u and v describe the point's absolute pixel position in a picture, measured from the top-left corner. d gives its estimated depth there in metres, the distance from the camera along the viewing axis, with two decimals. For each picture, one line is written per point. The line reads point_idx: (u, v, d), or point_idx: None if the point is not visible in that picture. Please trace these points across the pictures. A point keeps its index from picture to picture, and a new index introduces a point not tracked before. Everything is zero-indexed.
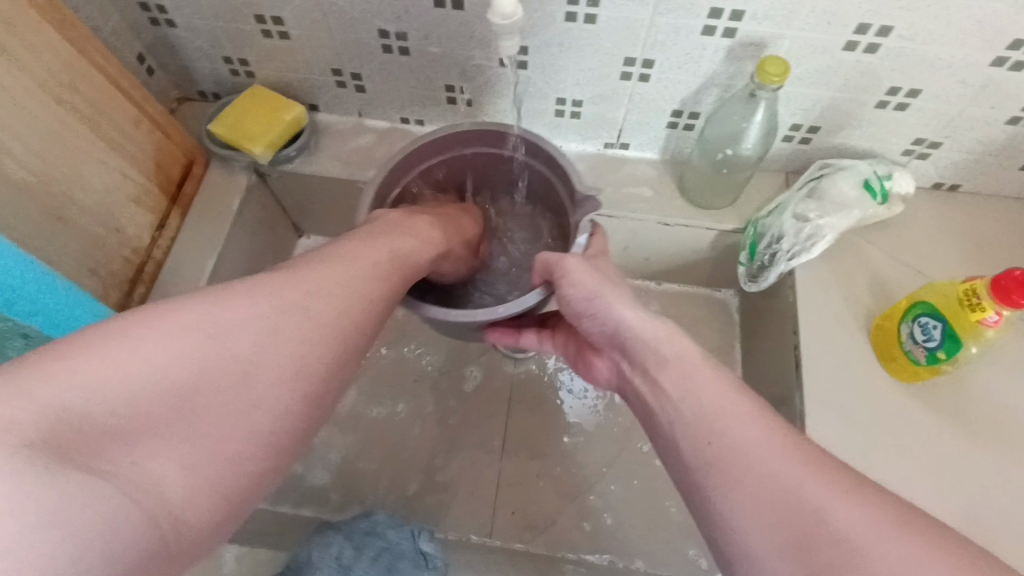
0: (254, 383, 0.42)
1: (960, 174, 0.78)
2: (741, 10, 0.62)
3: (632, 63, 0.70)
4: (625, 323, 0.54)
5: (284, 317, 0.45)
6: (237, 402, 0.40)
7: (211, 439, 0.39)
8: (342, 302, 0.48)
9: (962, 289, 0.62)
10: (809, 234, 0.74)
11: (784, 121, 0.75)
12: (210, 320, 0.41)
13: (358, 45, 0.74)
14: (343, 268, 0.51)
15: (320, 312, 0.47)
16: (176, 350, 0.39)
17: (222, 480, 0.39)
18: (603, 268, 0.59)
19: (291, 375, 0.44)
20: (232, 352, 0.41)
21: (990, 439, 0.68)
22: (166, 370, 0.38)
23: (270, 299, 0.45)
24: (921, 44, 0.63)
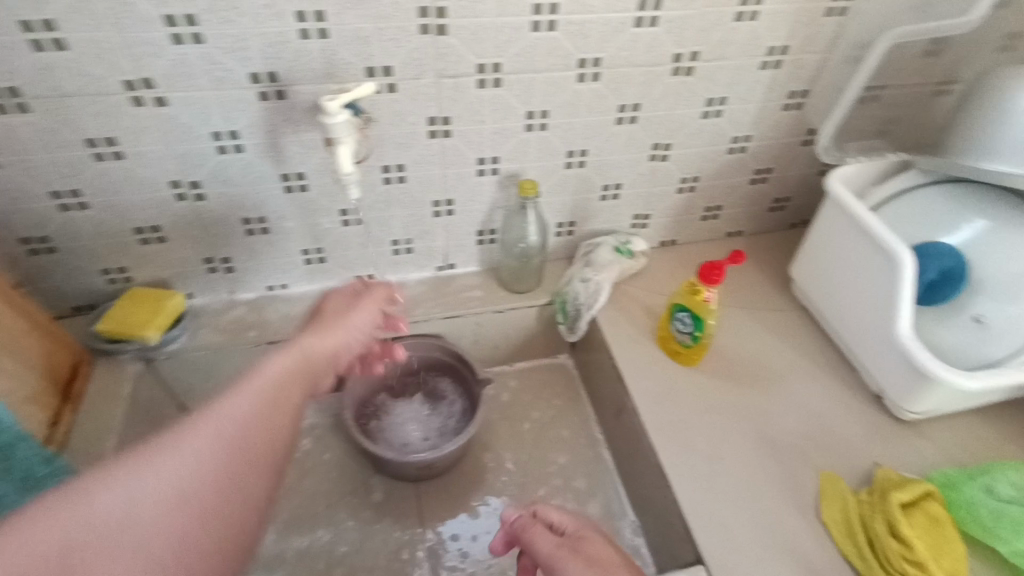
0: (185, 505, 0.47)
1: (671, 232, 1.18)
2: (496, 156, 0.95)
3: (437, 204, 0.99)
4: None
5: (197, 467, 0.49)
6: (179, 532, 0.46)
7: (189, 501, 0.48)
8: (245, 416, 0.55)
9: (685, 287, 0.94)
10: (594, 289, 1.05)
11: (552, 223, 1.08)
12: (142, 486, 0.46)
13: (226, 234, 0.93)
14: (289, 354, 0.65)
15: (226, 428, 0.53)
16: (174, 478, 0.48)
17: (192, 504, 0.48)
18: (590, 549, 0.61)
19: (210, 469, 0.50)
20: (163, 468, 0.48)
21: (746, 382, 0.99)
22: (155, 491, 0.47)
23: (200, 434, 0.51)
24: (606, 157, 1.01)
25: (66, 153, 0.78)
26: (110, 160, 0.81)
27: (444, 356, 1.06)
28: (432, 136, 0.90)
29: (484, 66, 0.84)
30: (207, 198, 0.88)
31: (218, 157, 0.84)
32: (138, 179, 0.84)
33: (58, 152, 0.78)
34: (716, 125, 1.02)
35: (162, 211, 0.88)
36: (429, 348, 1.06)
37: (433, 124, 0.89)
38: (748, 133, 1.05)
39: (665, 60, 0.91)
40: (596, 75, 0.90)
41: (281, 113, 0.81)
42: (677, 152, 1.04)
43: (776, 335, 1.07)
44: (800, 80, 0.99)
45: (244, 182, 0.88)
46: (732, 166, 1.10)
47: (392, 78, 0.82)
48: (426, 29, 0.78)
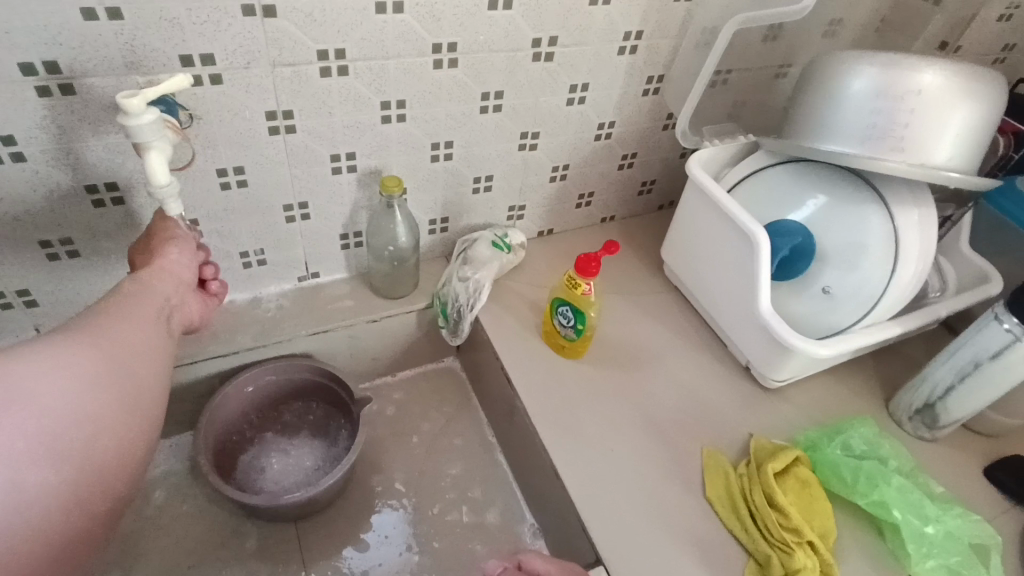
0: (58, 445, 0.54)
1: (547, 221, 1.16)
2: (353, 152, 0.86)
3: (290, 209, 0.88)
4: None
5: (65, 398, 0.55)
6: (56, 471, 0.53)
7: (60, 440, 0.54)
8: (114, 361, 0.61)
9: (564, 280, 0.92)
10: (474, 287, 1.00)
11: (423, 220, 1.01)
12: (13, 409, 0.51)
13: (18, 262, 0.76)
14: (144, 299, 0.69)
15: (97, 372, 0.59)
16: (47, 416, 0.54)
17: (64, 450, 0.54)
18: None
19: (80, 409, 0.56)
20: (34, 404, 0.53)
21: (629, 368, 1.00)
22: (30, 427, 0.52)
23: (93, 336, 0.61)
24: (474, 148, 0.96)
25: None
26: None
27: (316, 375, 0.96)
28: (273, 132, 0.79)
29: (326, 52, 0.74)
30: None
31: None
32: None
33: None
34: (582, 111, 1.00)
35: None
36: (298, 369, 0.95)
37: (272, 119, 0.77)
38: (612, 119, 1.04)
39: (524, 45, 0.86)
40: (454, 61, 0.83)
41: (71, 112, 0.66)
42: (546, 140, 1.01)
43: (655, 318, 1.09)
44: (657, 65, 1.00)
45: (31, 198, 0.71)
46: (601, 151, 1.09)
47: (214, 67, 0.70)
48: (250, 9, 0.67)
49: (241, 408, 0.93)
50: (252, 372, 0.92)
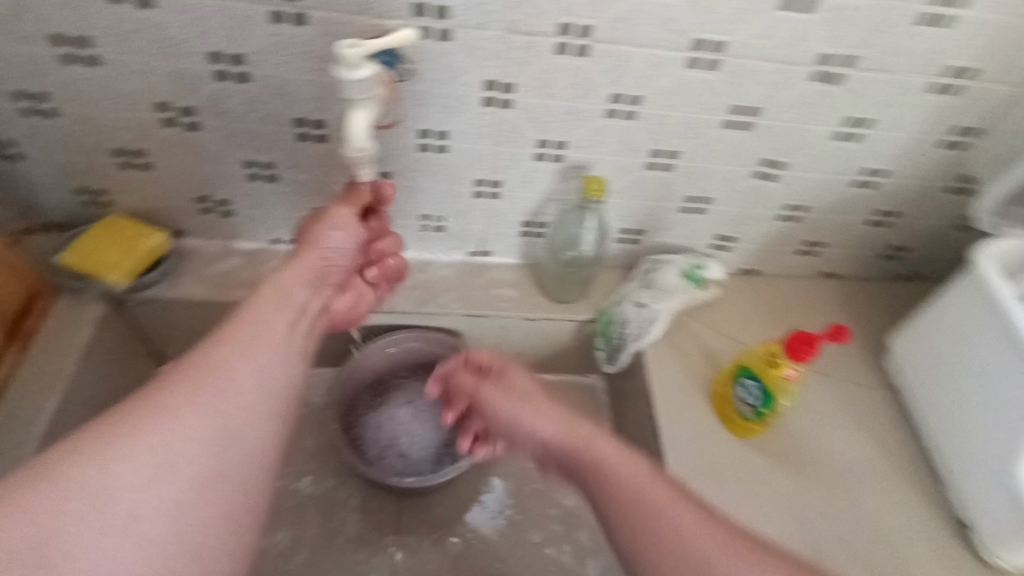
0: (181, 491, 0.49)
1: (755, 261, 0.97)
2: (564, 141, 0.75)
3: (481, 184, 0.81)
4: (643, 483, 0.60)
5: (185, 440, 0.51)
6: (182, 521, 0.49)
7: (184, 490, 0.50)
8: (233, 395, 0.55)
9: (763, 351, 0.76)
10: (649, 318, 0.86)
11: (614, 227, 0.88)
12: (138, 466, 0.48)
13: (224, 175, 0.78)
14: (272, 302, 0.64)
15: (216, 411, 0.54)
16: (170, 463, 0.50)
17: (189, 501, 0.49)
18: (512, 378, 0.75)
19: (202, 453, 0.51)
20: (156, 455, 0.49)
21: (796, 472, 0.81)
22: (157, 479, 0.49)
23: (212, 369, 0.56)
24: (701, 164, 0.80)
25: (28, 47, 0.63)
26: (83, 66, 0.65)
27: (457, 357, 0.91)
28: (487, 103, 0.71)
29: (570, 26, 0.64)
30: (202, 129, 0.72)
31: (217, 84, 0.67)
32: (118, 93, 0.68)
33: (17, 44, 0.62)
34: (849, 150, 0.79)
35: (149, 136, 0.72)
36: (441, 346, 0.91)
37: (490, 89, 0.69)
38: (887, 166, 0.81)
39: (808, 59, 0.68)
40: (714, 63, 0.68)
41: (299, 44, 0.63)
42: (791, 174, 0.82)
43: (854, 419, 0.87)
44: (976, 113, 0.75)
45: (247, 119, 0.71)
46: (855, 200, 0.87)
47: (447, 21, 0.62)
48: None
49: (378, 366, 0.92)
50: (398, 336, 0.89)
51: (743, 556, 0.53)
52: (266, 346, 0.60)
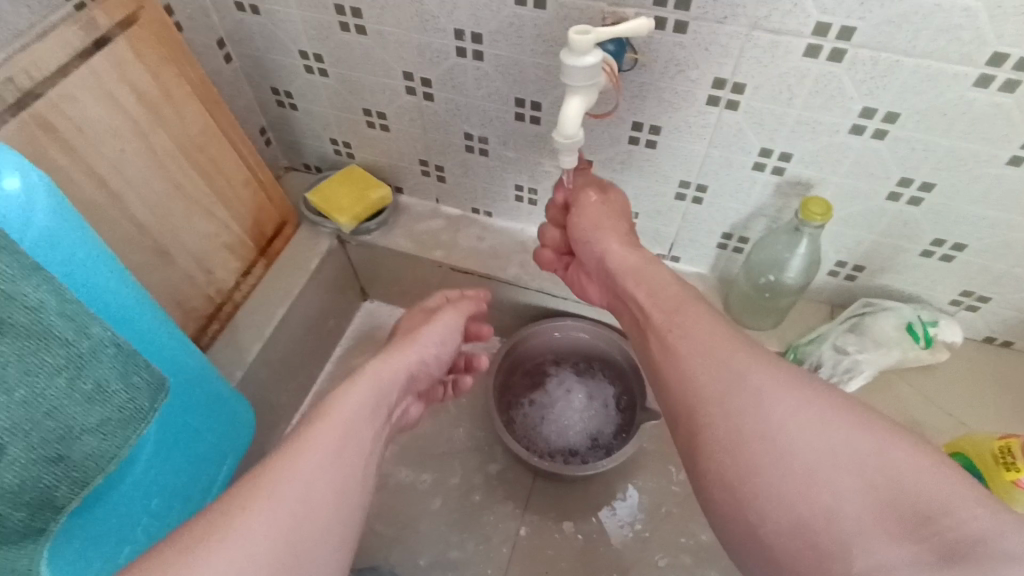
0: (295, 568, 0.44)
1: (1012, 331, 0.78)
2: (789, 153, 0.68)
3: (685, 186, 0.76)
4: (729, 355, 0.51)
5: (297, 514, 0.46)
6: None
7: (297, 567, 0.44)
8: (336, 470, 0.51)
9: (995, 444, 0.61)
10: (847, 367, 0.77)
11: (829, 258, 0.78)
12: (251, 539, 0.43)
13: (445, 143, 0.84)
14: (367, 382, 0.60)
15: (323, 484, 0.49)
16: (282, 535, 0.45)
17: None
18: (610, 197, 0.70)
19: (312, 528, 0.47)
20: (270, 526, 0.45)
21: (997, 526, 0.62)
22: (267, 553, 0.43)
23: (315, 441, 0.52)
24: (962, 203, 0.66)
25: (316, 15, 0.74)
26: (353, 34, 0.74)
27: (622, 358, 0.89)
28: (710, 103, 0.66)
29: (827, 27, 0.56)
30: (435, 99, 0.79)
31: (455, 59, 0.72)
32: (375, 59, 0.77)
33: (309, 11, 0.74)
34: None
35: (392, 100, 0.81)
36: (609, 343, 0.90)
37: (717, 88, 0.65)
38: None
39: None
40: (1011, 84, 0.55)
41: (534, 27, 0.65)
42: None
43: None
44: None
45: (475, 94, 0.76)
46: None
47: (685, 14, 0.59)
48: None
49: (542, 347, 0.93)
50: (568, 323, 0.90)
51: (826, 417, 0.45)
52: (342, 434, 0.54)
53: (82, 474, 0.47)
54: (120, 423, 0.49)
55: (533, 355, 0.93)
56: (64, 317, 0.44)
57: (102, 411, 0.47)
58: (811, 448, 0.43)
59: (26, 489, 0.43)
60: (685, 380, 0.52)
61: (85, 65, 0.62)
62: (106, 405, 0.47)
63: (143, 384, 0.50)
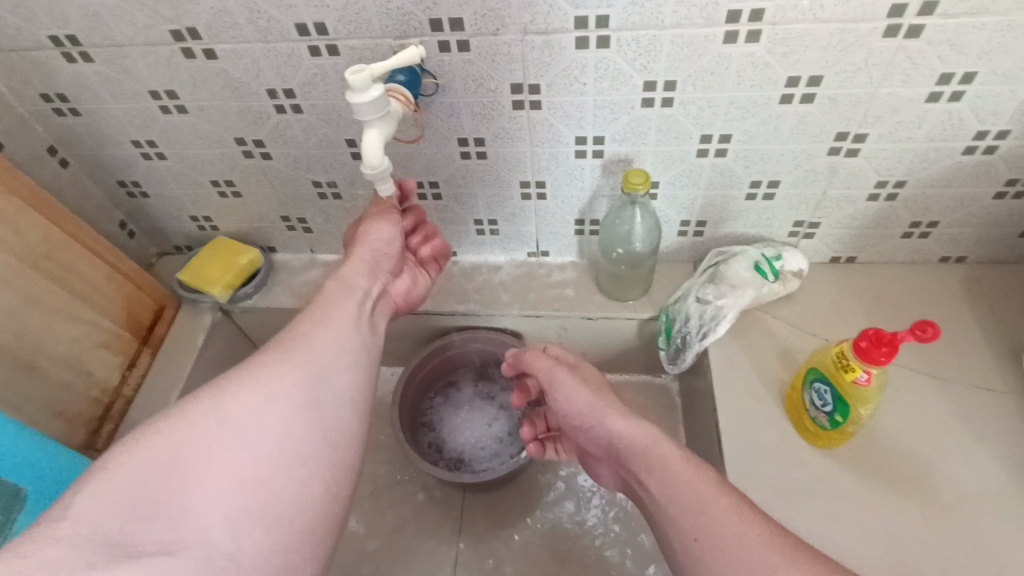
0: (247, 444, 0.51)
1: (850, 247, 0.86)
2: (600, 136, 0.73)
3: (526, 185, 0.81)
4: (701, 486, 0.57)
5: (260, 406, 0.54)
6: (243, 474, 0.50)
7: (256, 457, 0.51)
8: (312, 370, 0.58)
9: (833, 352, 0.69)
10: (713, 315, 0.80)
11: (673, 220, 0.84)
12: (212, 424, 0.51)
13: (299, 196, 0.87)
14: (339, 288, 0.66)
15: (289, 382, 0.56)
16: (238, 420, 0.52)
17: (261, 469, 0.51)
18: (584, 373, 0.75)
19: (274, 415, 0.54)
20: (230, 410, 0.52)
21: (929, 507, 0.69)
22: (221, 433, 0.51)
23: (298, 353, 0.59)
24: (761, 145, 0.73)
25: (133, 104, 0.75)
26: (175, 114, 0.76)
27: None
28: (517, 107, 0.71)
29: (586, 19, 0.61)
30: (273, 157, 0.81)
31: (278, 117, 0.75)
32: (204, 133, 0.79)
33: (126, 101, 0.75)
34: (950, 110, 0.67)
35: (234, 167, 0.83)
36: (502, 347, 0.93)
37: (518, 93, 0.69)
38: (1006, 127, 0.68)
39: (875, 15, 0.59)
40: (754, 34, 0.62)
41: (336, 72, 0.68)
42: (874, 146, 0.71)
43: (968, 424, 0.74)
44: None
45: (309, 145, 0.78)
46: (969, 173, 0.73)
47: (462, 33, 0.63)
48: None
49: (444, 364, 0.96)
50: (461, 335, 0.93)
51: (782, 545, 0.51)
52: (319, 351, 0.60)
53: None
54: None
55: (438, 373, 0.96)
56: None
57: None
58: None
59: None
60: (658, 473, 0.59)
61: None
62: None
63: None
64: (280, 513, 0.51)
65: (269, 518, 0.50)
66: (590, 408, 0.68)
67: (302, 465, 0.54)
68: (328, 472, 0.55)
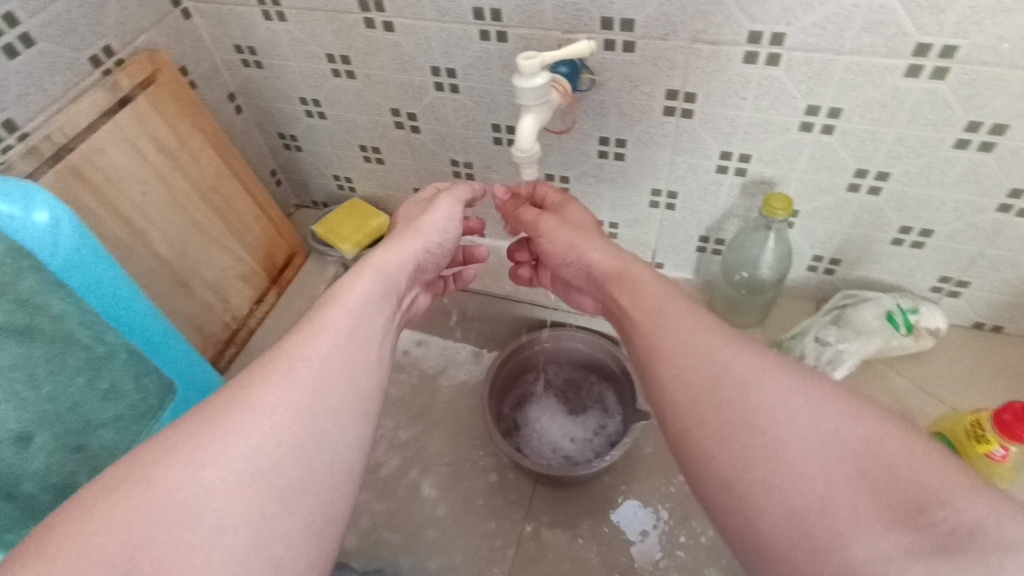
0: (252, 453, 0.43)
1: (999, 315, 0.79)
2: (747, 154, 0.72)
3: (657, 194, 0.81)
4: (756, 402, 0.45)
5: (267, 408, 0.45)
6: (250, 487, 0.42)
7: (264, 463, 0.43)
8: (328, 357, 0.51)
9: (968, 420, 0.64)
10: (828, 358, 0.78)
11: (804, 253, 0.80)
12: (211, 433, 0.43)
13: (435, 170, 0.91)
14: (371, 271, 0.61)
15: (301, 373, 0.48)
16: (245, 427, 0.44)
17: (271, 478, 0.43)
18: (568, 212, 0.73)
19: (287, 414, 0.46)
20: (233, 416, 0.44)
21: None
22: (225, 443, 0.43)
23: (312, 336, 0.52)
24: (921, 189, 0.68)
25: (310, 64, 0.83)
26: (344, 78, 0.83)
27: (614, 362, 0.92)
28: (667, 113, 0.71)
29: (761, 35, 0.61)
30: (421, 131, 0.86)
31: (435, 93, 0.80)
32: (365, 100, 0.85)
33: (305, 61, 0.82)
34: None
35: (383, 135, 0.89)
36: (599, 349, 0.93)
37: (671, 99, 0.69)
38: None
39: None
40: (941, 71, 0.58)
41: (499, 58, 0.72)
42: None
43: None
44: None
45: (456, 124, 0.82)
46: None
47: (630, 34, 0.65)
48: None
49: (537, 355, 0.98)
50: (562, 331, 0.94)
51: (859, 437, 0.41)
52: (337, 336, 0.53)
53: (99, 462, 0.61)
54: (132, 418, 0.63)
55: (531, 363, 0.98)
56: (83, 326, 0.59)
57: (116, 407, 0.62)
58: (810, 425, 0.42)
59: (52, 473, 0.57)
60: (713, 430, 0.46)
61: (110, 122, 0.70)
62: (120, 402, 0.62)
63: (151, 386, 0.65)
64: (283, 549, 0.42)
65: (270, 557, 0.41)
66: (568, 245, 0.68)
67: (278, 540, 0.42)
68: (305, 555, 0.43)
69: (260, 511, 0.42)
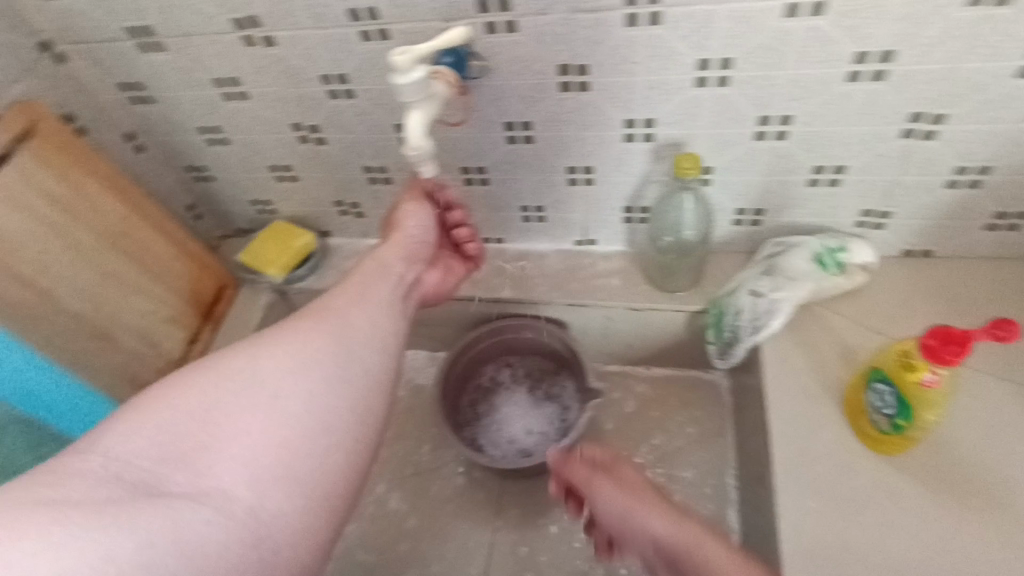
0: (254, 415, 0.50)
1: (925, 239, 0.79)
2: (651, 118, 0.71)
3: (573, 171, 0.79)
4: None
5: (276, 378, 0.52)
6: (246, 444, 0.48)
7: (265, 427, 0.49)
8: (337, 342, 0.57)
9: (897, 350, 0.65)
10: (765, 309, 0.76)
11: (727, 208, 0.80)
12: (224, 396, 0.50)
13: (351, 180, 0.89)
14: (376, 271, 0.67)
15: (311, 350, 0.55)
16: (252, 392, 0.51)
17: (271, 440, 0.49)
18: (626, 473, 0.76)
19: (289, 387, 0.52)
20: (244, 380, 0.51)
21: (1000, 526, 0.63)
22: (230, 404, 0.50)
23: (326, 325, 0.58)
24: (825, 127, 0.68)
25: (199, 91, 0.79)
26: (237, 100, 0.80)
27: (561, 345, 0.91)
28: (564, 89, 0.69)
29: None
30: (327, 142, 0.83)
31: (331, 102, 0.77)
32: (263, 119, 0.82)
33: (193, 89, 0.79)
34: None
35: (290, 152, 0.86)
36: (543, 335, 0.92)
37: (565, 74, 0.68)
38: None
39: None
40: (818, 7, 0.58)
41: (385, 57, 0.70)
42: (954, 128, 0.65)
43: None
44: None
45: (360, 130, 0.80)
46: None
47: (509, 13, 0.63)
48: None
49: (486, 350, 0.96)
50: (504, 322, 0.92)
51: None
52: (345, 322, 0.59)
53: None
54: None
55: (481, 359, 0.96)
56: None
57: None
58: None
59: None
60: None
61: None
62: None
63: None
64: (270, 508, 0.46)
65: (259, 507, 0.46)
66: (624, 519, 0.71)
67: (267, 505, 0.46)
68: (290, 527, 0.47)
69: (259, 470, 0.47)
